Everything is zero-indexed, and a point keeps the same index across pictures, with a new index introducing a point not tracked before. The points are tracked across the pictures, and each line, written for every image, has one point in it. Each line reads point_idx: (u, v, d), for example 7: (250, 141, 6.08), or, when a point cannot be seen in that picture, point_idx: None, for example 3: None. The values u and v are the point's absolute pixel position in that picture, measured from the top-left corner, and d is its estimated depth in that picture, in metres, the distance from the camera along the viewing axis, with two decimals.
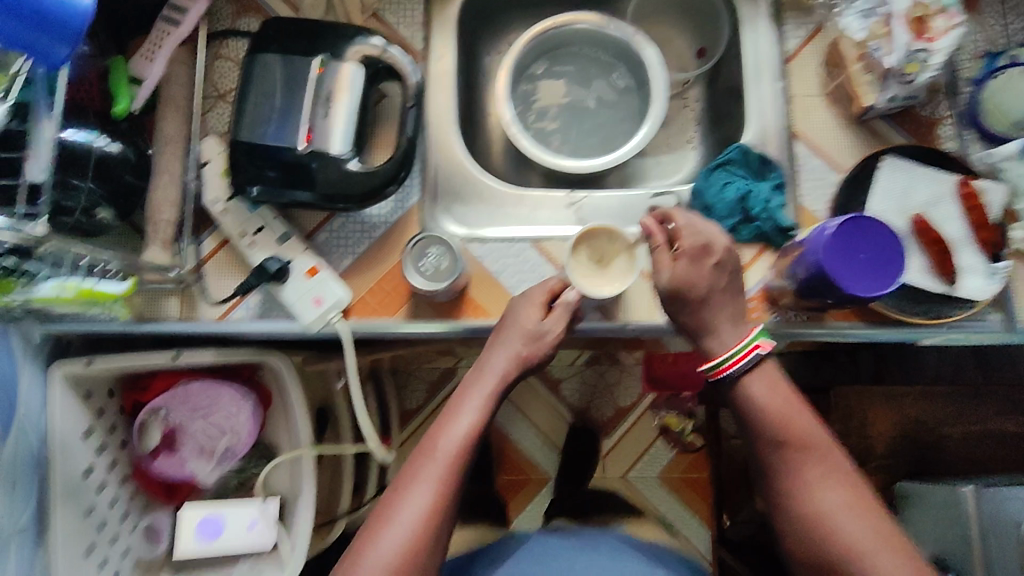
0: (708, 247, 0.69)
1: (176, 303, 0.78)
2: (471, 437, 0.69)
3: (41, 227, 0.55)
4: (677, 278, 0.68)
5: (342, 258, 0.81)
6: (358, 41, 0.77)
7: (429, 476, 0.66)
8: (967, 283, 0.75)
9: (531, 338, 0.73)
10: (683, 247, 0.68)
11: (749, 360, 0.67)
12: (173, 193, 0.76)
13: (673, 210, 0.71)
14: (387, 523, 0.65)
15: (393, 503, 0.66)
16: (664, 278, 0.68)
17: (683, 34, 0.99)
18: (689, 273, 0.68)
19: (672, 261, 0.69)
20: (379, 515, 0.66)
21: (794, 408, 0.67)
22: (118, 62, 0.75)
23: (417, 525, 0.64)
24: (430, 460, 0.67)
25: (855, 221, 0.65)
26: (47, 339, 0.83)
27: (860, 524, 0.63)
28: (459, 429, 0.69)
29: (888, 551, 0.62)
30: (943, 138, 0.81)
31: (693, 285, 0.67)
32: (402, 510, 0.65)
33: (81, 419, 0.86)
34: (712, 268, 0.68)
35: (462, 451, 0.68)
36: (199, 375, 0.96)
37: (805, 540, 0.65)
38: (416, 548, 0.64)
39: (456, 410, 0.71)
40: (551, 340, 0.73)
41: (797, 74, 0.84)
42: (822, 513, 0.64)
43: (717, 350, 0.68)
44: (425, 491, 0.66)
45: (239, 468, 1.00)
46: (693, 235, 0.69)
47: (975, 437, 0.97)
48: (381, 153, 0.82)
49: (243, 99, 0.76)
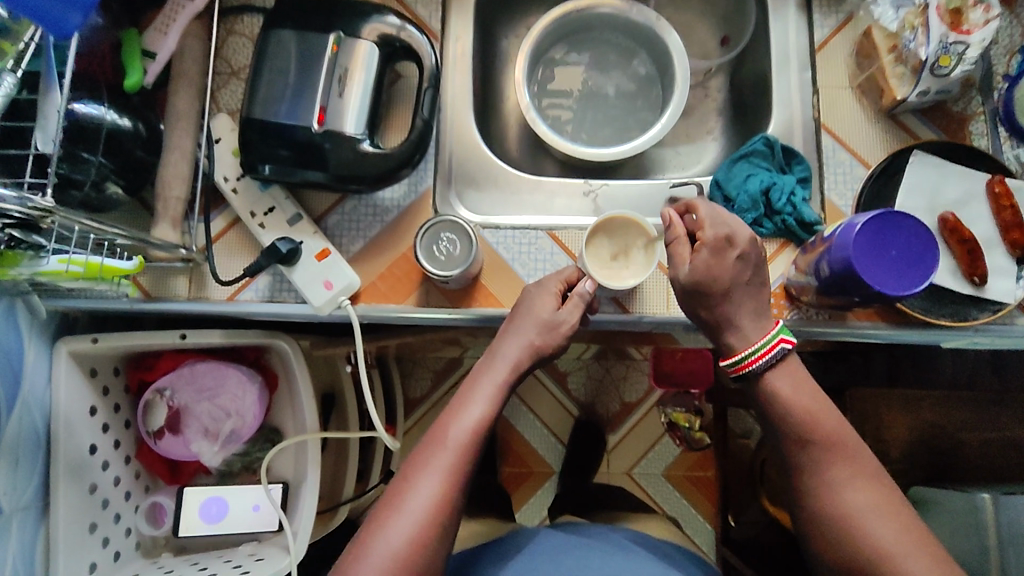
0: (730, 239, 0.65)
1: (184, 282, 0.77)
2: (482, 427, 0.67)
3: (48, 199, 0.53)
4: (697, 273, 0.65)
5: (353, 242, 0.79)
6: (375, 19, 0.75)
7: (438, 466, 0.64)
8: (995, 285, 0.73)
9: (546, 327, 0.70)
10: (705, 238, 0.65)
11: (773, 355, 0.64)
12: (184, 169, 0.74)
13: (696, 201, 0.68)
14: (393, 511, 0.62)
15: (400, 491, 0.64)
16: (684, 271, 0.66)
17: (706, 23, 0.97)
18: (711, 266, 0.65)
19: (693, 254, 0.66)
20: (386, 504, 0.64)
21: (820, 406, 0.63)
22: (131, 35, 0.73)
23: (424, 514, 0.62)
24: (439, 448, 0.65)
25: (886, 217, 0.63)
26: (54, 315, 0.82)
27: (892, 527, 0.59)
28: (470, 418, 0.67)
29: (924, 557, 0.57)
30: (975, 135, 0.78)
31: (715, 279, 0.65)
32: (409, 499, 0.63)
33: (86, 397, 0.85)
34: (735, 260, 0.65)
35: (472, 441, 0.66)
36: (206, 357, 0.95)
37: (835, 544, 0.61)
38: (423, 538, 0.61)
39: (467, 399, 0.69)
40: (566, 329, 0.71)
41: (824, 65, 0.81)
42: (850, 514, 0.60)
43: (739, 345, 0.66)
44: (434, 480, 0.63)
45: (243, 452, 0.98)
46: (716, 226, 0.65)
47: (993, 444, 0.95)
48: (396, 135, 0.81)
49: (258, 76, 0.74)
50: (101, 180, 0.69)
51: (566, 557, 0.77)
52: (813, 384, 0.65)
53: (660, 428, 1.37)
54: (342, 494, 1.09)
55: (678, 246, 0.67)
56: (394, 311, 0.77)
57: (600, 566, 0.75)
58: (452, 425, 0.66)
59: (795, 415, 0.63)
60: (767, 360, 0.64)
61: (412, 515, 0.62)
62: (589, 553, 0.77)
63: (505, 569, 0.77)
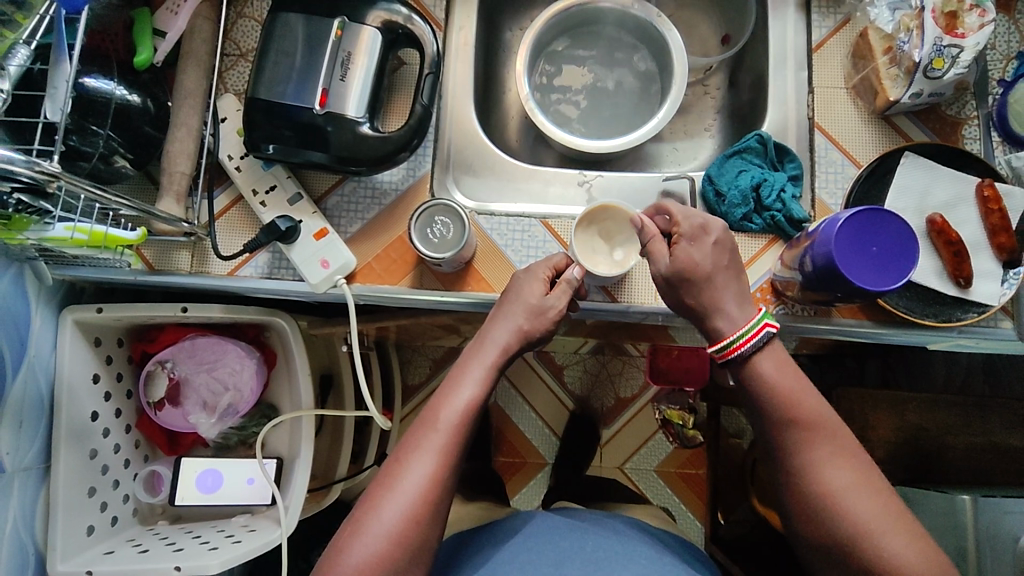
0: (706, 228, 0.68)
1: (187, 257, 0.79)
2: (473, 407, 0.68)
3: (54, 164, 0.56)
4: (679, 259, 0.67)
5: (352, 223, 0.81)
6: (380, 6, 0.77)
7: (431, 447, 0.66)
8: (980, 287, 0.74)
9: (535, 312, 0.72)
10: (680, 231, 0.68)
11: (759, 339, 0.65)
12: (190, 146, 0.76)
13: (667, 202, 0.71)
14: (387, 491, 0.64)
15: (394, 472, 0.65)
16: (664, 263, 0.68)
17: (708, 21, 0.99)
18: (691, 252, 0.67)
19: (671, 249, 0.68)
20: (381, 484, 0.65)
21: (801, 387, 0.64)
22: (143, 15, 0.77)
23: (418, 493, 0.64)
24: (431, 430, 0.67)
25: (865, 212, 0.64)
26: (61, 284, 0.85)
27: (870, 505, 0.59)
28: (461, 400, 0.68)
29: (900, 535, 0.58)
30: (967, 138, 0.79)
31: (698, 265, 0.67)
32: (403, 480, 0.64)
33: (89, 365, 0.88)
34: (713, 246, 0.68)
35: (462, 422, 0.67)
36: (207, 331, 0.98)
37: (815, 523, 0.61)
38: (416, 518, 0.63)
39: (458, 380, 0.70)
40: (554, 315, 0.72)
41: (820, 65, 0.82)
42: (831, 493, 0.60)
43: (725, 330, 0.67)
44: (427, 462, 0.65)
45: (240, 426, 1.00)
46: (689, 218, 0.68)
47: (978, 448, 0.95)
48: (397, 119, 0.83)
49: (264, 57, 0.77)
50: (109, 154, 0.72)
51: (556, 538, 0.78)
52: (796, 367, 0.65)
53: (654, 423, 1.38)
54: (336, 472, 1.12)
55: (655, 243, 0.69)
56: (388, 292, 0.79)
57: (592, 550, 0.76)
58: (444, 407, 0.68)
59: (775, 403, 0.64)
60: (750, 347, 0.65)
61: (406, 494, 0.64)
62: (582, 537, 0.78)
63: (487, 546, 0.79)
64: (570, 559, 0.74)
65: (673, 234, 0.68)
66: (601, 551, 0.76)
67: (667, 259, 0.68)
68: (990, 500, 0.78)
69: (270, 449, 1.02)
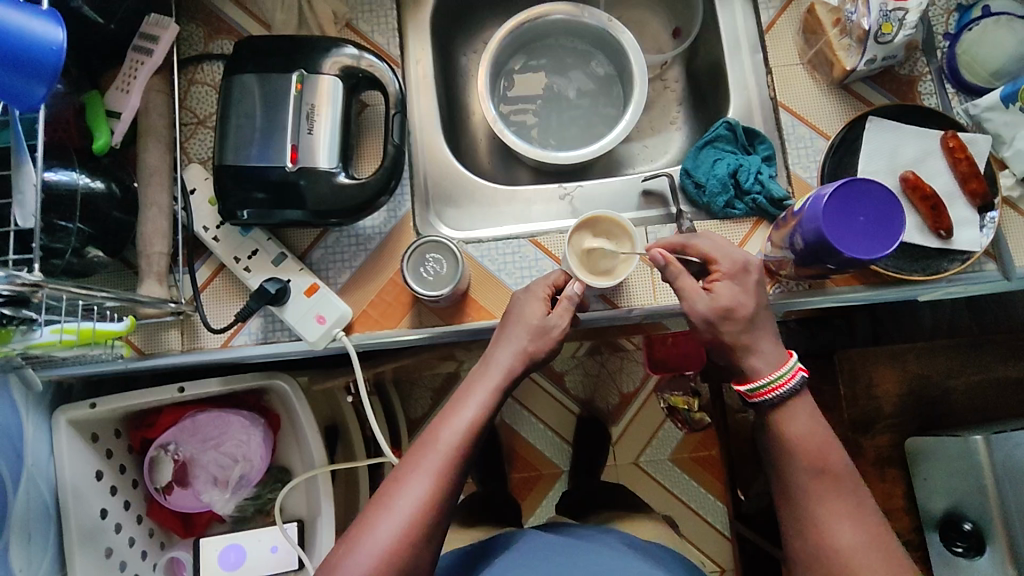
0: (746, 266, 0.68)
1: (177, 335, 0.77)
2: (475, 431, 0.65)
3: (35, 273, 0.54)
4: (723, 300, 0.67)
5: (340, 273, 0.80)
6: (334, 53, 0.76)
7: (429, 468, 0.62)
8: (961, 235, 0.76)
9: (538, 333, 0.70)
10: (722, 269, 0.68)
11: (794, 385, 0.65)
12: (163, 224, 0.74)
13: (693, 240, 0.71)
14: (381, 510, 0.60)
15: (389, 492, 0.62)
16: (706, 300, 0.67)
17: (656, 17, 1.00)
18: (736, 294, 0.67)
19: (713, 285, 0.68)
20: (374, 504, 0.61)
21: (820, 440, 0.64)
22: (95, 97, 0.74)
23: (412, 514, 0.60)
24: (430, 449, 0.63)
25: (849, 184, 0.65)
26: (48, 384, 0.81)
27: (878, 565, 0.59)
28: (463, 420, 0.65)
29: None
30: (924, 94, 0.81)
31: (741, 306, 0.67)
32: (397, 499, 0.60)
33: (90, 462, 0.85)
34: (754, 284, 0.68)
35: (463, 445, 0.64)
36: (205, 406, 0.95)
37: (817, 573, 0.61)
38: (410, 539, 0.59)
39: (458, 404, 0.67)
40: (559, 334, 0.71)
41: (774, 45, 0.84)
42: (838, 547, 0.60)
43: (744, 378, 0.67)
44: (423, 481, 0.61)
45: (254, 495, 0.98)
46: (730, 257, 0.69)
47: (977, 386, 0.94)
48: (368, 163, 0.82)
49: (225, 122, 0.75)
50: (81, 247, 0.69)
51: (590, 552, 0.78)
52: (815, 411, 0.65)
53: (660, 414, 1.38)
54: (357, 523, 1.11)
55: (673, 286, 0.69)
56: (390, 336, 0.78)
57: (589, 563, 0.71)
58: (444, 428, 0.64)
59: (801, 414, 0.65)
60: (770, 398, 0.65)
61: (400, 514, 0.60)
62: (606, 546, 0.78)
63: None
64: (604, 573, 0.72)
65: (714, 271, 0.69)
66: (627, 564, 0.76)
67: (714, 294, 0.67)
68: (1001, 436, 0.79)
69: (289, 512, 0.99)
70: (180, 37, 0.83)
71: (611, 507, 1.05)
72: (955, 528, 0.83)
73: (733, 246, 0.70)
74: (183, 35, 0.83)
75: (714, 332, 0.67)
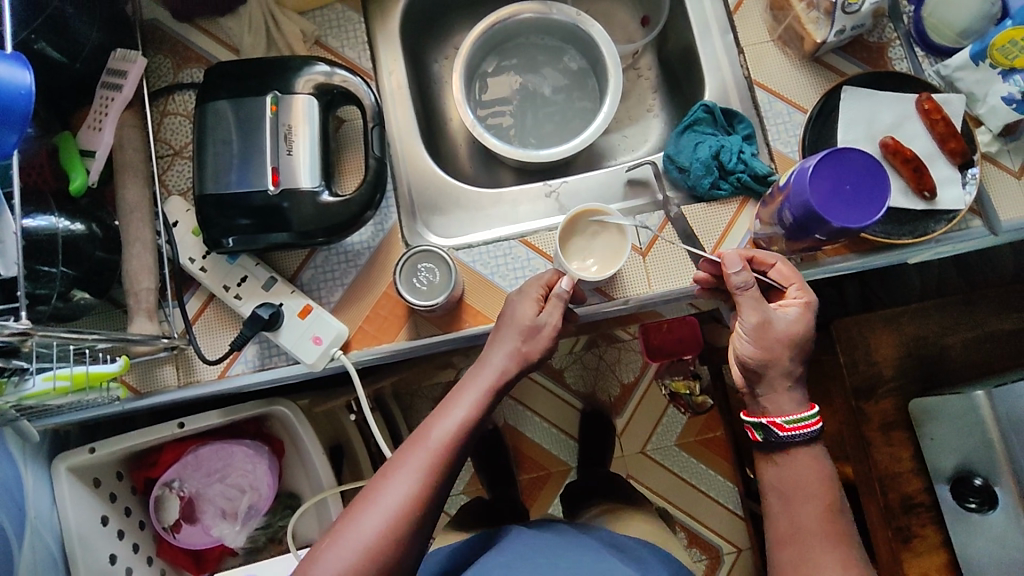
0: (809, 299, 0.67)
1: (172, 370, 0.76)
2: (467, 431, 0.62)
3: (23, 321, 0.53)
4: (795, 329, 0.64)
5: (333, 292, 0.79)
6: (306, 71, 0.75)
7: (416, 464, 0.59)
8: (945, 195, 0.76)
9: (530, 332, 0.68)
10: (795, 299, 0.66)
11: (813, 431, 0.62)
12: (148, 259, 0.73)
13: (777, 260, 0.69)
14: (366, 505, 0.57)
15: (375, 487, 0.59)
16: (778, 321, 0.64)
17: (623, 7, 1.01)
18: (803, 327, 0.64)
19: (784, 309, 0.65)
20: (359, 499, 0.59)
21: (816, 467, 0.61)
22: (67, 139, 0.72)
23: (396, 511, 0.57)
24: (419, 448, 0.60)
25: (832, 155, 0.66)
26: (45, 434, 0.80)
27: None
28: (453, 419, 0.62)
29: None
30: (895, 60, 0.82)
31: (803, 339, 0.64)
32: (383, 494, 0.58)
33: (94, 508, 0.83)
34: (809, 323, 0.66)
35: (454, 443, 0.61)
36: (206, 439, 0.93)
37: None
38: (393, 539, 0.56)
39: (450, 404, 0.64)
40: (549, 331, 0.68)
41: (743, 24, 0.85)
42: None
43: (771, 409, 0.63)
44: (410, 477, 0.58)
45: (266, 524, 0.97)
46: (801, 288, 0.67)
47: (975, 342, 0.92)
48: (351, 179, 0.81)
49: (202, 149, 0.74)
50: (66, 290, 0.68)
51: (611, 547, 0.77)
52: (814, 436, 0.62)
53: (663, 400, 1.38)
54: None
55: (747, 298, 0.64)
56: (388, 350, 0.78)
57: (568, 567, 0.68)
58: (435, 426, 0.62)
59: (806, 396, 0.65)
60: (800, 435, 0.61)
61: (384, 509, 0.57)
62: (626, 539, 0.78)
63: None
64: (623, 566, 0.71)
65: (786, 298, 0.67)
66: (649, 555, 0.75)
67: (788, 318, 0.64)
68: (1002, 388, 0.80)
69: (301, 538, 0.98)
70: (148, 69, 0.82)
71: (604, 498, 1.01)
72: (967, 484, 0.83)
73: (801, 277, 0.68)
74: (151, 67, 0.82)
75: (778, 355, 0.63)
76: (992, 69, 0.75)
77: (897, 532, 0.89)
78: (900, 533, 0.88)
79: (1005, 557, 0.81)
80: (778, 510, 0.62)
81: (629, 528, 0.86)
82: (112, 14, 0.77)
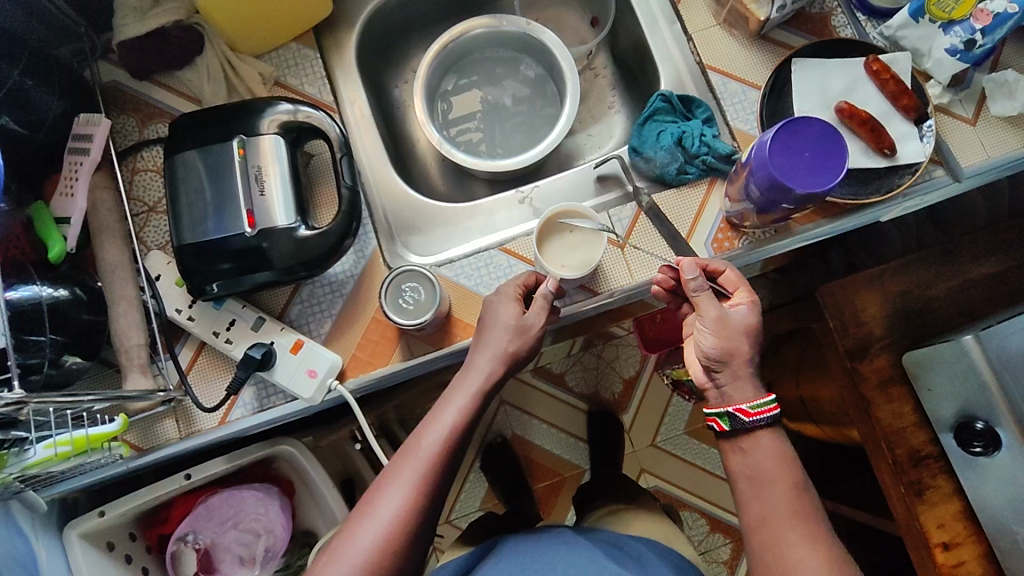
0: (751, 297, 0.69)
1: (172, 423, 0.76)
2: (458, 437, 0.62)
3: (17, 390, 0.53)
4: (749, 323, 0.65)
5: (322, 324, 0.79)
6: (270, 112, 0.77)
7: (409, 474, 0.59)
8: (906, 149, 0.78)
9: (518, 333, 0.68)
10: (743, 296, 0.68)
11: (770, 416, 0.62)
12: (135, 316, 0.74)
13: (717, 262, 0.71)
14: (363, 518, 0.58)
15: (370, 500, 0.59)
16: (734, 317, 0.65)
17: (572, 11, 1.03)
18: (753, 319, 0.66)
19: (738, 305, 0.67)
20: (357, 513, 0.59)
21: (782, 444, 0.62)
22: (40, 208, 0.72)
23: (393, 523, 0.57)
24: (412, 457, 0.61)
25: (789, 124, 0.67)
26: (53, 502, 0.80)
27: None
28: (443, 426, 0.62)
29: None
30: (839, 27, 0.85)
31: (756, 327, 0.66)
32: (378, 507, 0.58)
33: (110, 571, 0.83)
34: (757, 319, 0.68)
35: (446, 449, 0.61)
36: (215, 488, 0.93)
37: None
38: (391, 549, 0.57)
39: (440, 410, 0.64)
40: (536, 331, 0.69)
41: (688, 13, 0.87)
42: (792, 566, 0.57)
43: (736, 397, 0.64)
44: (405, 488, 0.59)
45: (284, 565, 0.96)
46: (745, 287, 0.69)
47: (959, 289, 0.93)
48: (327, 211, 0.82)
49: (176, 202, 0.74)
50: (58, 356, 0.68)
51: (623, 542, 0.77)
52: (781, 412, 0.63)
53: (666, 390, 1.38)
54: None
55: (704, 298, 0.66)
56: (383, 374, 0.79)
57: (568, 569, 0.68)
58: (426, 433, 0.62)
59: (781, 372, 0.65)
60: (763, 419, 0.62)
61: (381, 522, 0.57)
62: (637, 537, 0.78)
63: None
64: (639, 559, 0.71)
65: (736, 296, 0.68)
66: (661, 546, 0.75)
67: (741, 313, 0.66)
68: None
69: None
70: (114, 131, 0.83)
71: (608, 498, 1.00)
72: (969, 430, 0.84)
73: (747, 282, 0.70)
74: (116, 128, 0.83)
75: (739, 345, 0.64)
76: (932, 24, 0.78)
77: (909, 486, 0.87)
78: (913, 487, 0.87)
79: (1017, 496, 0.82)
80: (748, 495, 0.61)
81: (643, 522, 0.86)
82: (73, 82, 0.78)
